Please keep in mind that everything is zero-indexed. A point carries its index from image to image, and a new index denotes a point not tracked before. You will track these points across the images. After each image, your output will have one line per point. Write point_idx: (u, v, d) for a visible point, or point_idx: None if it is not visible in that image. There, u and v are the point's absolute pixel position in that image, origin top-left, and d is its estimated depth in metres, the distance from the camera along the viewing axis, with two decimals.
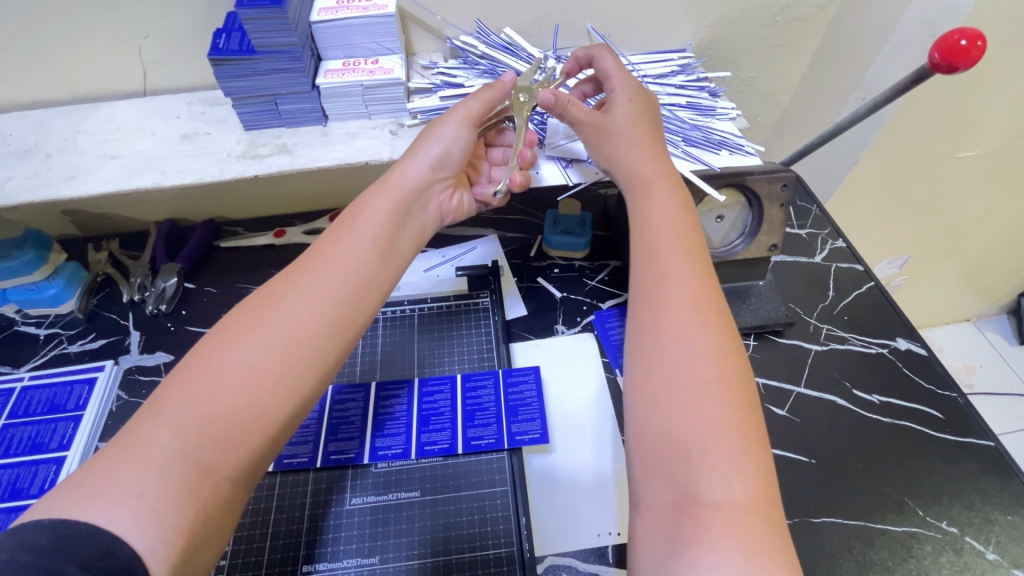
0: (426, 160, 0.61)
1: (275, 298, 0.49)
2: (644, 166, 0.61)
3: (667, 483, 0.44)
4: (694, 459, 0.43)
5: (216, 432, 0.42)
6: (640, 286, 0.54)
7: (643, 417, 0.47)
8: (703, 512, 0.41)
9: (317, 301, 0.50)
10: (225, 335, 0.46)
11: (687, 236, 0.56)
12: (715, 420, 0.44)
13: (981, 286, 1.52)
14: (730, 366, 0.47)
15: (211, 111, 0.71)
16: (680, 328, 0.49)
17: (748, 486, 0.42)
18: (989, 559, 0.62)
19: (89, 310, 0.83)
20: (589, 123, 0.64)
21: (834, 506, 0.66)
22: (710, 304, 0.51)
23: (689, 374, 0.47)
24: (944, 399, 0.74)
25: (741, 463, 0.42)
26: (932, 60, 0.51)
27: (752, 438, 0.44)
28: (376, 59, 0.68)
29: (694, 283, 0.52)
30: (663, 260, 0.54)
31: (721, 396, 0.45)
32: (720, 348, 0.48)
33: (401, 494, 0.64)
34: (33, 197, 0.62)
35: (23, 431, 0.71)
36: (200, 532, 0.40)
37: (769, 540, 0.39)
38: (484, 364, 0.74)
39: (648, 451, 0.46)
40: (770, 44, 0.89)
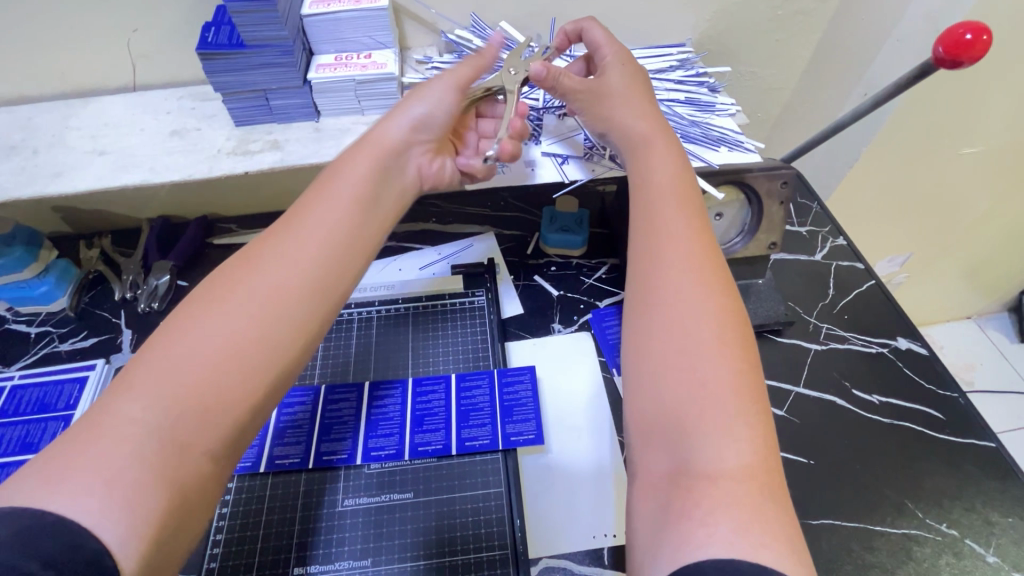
0: (408, 120, 0.59)
1: (262, 266, 0.48)
2: (638, 127, 0.60)
3: (662, 453, 0.43)
4: (687, 426, 0.42)
5: (199, 434, 0.41)
6: (636, 252, 0.53)
7: (638, 383, 0.47)
8: (695, 483, 0.40)
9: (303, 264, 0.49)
10: (210, 315, 0.45)
11: (686, 198, 0.55)
12: (712, 383, 0.43)
13: (982, 283, 1.51)
14: (729, 330, 0.46)
15: (202, 106, 0.70)
16: (675, 291, 0.48)
17: (744, 450, 0.40)
18: (989, 562, 0.62)
19: (80, 307, 0.82)
20: (582, 90, 0.63)
21: (833, 509, 0.65)
22: (709, 266, 0.49)
23: (684, 337, 0.46)
24: (945, 400, 0.73)
25: (737, 429, 0.41)
26: (937, 54, 0.50)
27: (749, 401, 0.42)
28: (368, 54, 0.67)
29: (693, 245, 0.51)
30: (660, 224, 0.53)
31: (717, 358, 0.44)
32: (718, 310, 0.47)
33: (395, 495, 0.63)
34: (20, 194, 0.60)
35: (12, 430, 0.70)
36: (179, 534, 0.39)
37: (764, 512, 0.38)
38: (479, 364, 0.74)
39: (643, 419, 0.45)
40: (771, 39, 0.88)
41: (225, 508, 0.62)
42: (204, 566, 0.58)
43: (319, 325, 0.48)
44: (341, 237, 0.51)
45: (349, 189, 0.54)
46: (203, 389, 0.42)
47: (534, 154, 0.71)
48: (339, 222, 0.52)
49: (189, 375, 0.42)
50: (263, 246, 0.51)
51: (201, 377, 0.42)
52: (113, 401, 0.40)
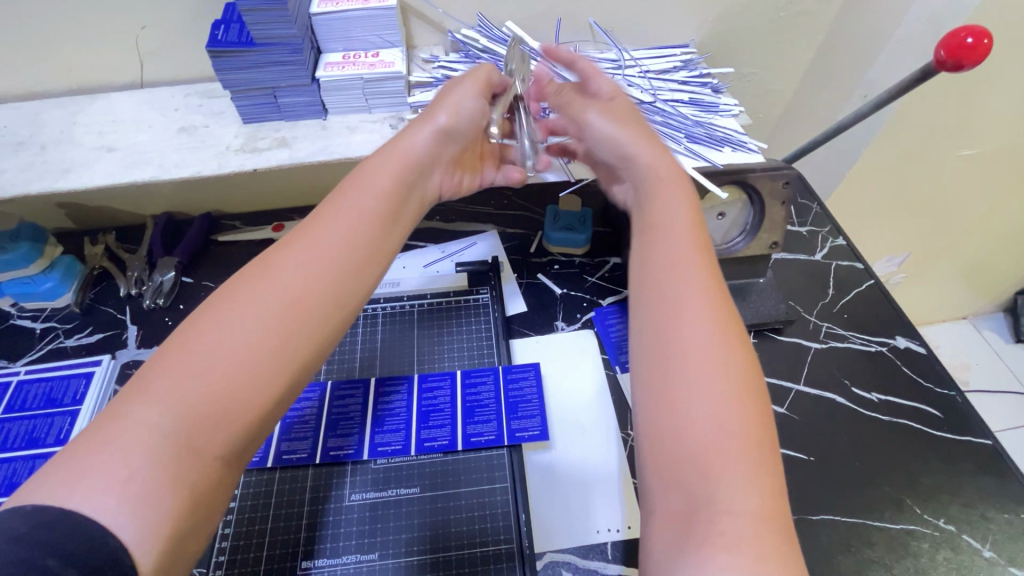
0: (434, 129, 0.59)
1: (268, 270, 0.48)
2: (642, 161, 0.59)
3: (676, 486, 0.43)
4: (708, 468, 0.42)
5: (213, 426, 0.42)
6: (640, 277, 0.53)
7: (651, 416, 0.46)
8: (716, 524, 0.40)
9: (312, 273, 0.49)
10: (223, 315, 0.45)
11: (691, 223, 0.55)
12: (728, 422, 0.43)
13: (980, 284, 1.53)
14: (743, 369, 0.46)
15: (209, 103, 0.70)
16: (686, 323, 0.48)
17: (758, 489, 0.41)
18: (985, 557, 0.63)
19: (85, 303, 0.82)
20: (620, 104, 0.63)
21: (832, 505, 0.66)
22: (716, 296, 0.50)
23: (698, 373, 0.45)
24: (942, 397, 0.74)
25: (755, 469, 0.42)
26: (938, 58, 0.50)
27: (761, 438, 0.43)
28: (376, 52, 0.67)
29: (701, 274, 0.51)
30: (668, 252, 0.53)
31: (732, 398, 0.44)
32: (730, 345, 0.47)
33: (401, 490, 0.64)
34: (29, 189, 0.61)
35: (19, 425, 0.70)
36: (189, 527, 0.40)
37: (779, 550, 0.39)
38: (484, 360, 0.74)
39: (654, 453, 0.45)
40: (773, 40, 0.89)
41: (233, 502, 0.62)
42: (213, 559, 0.59)
43: (332, 317, 0.49)
44: (349, 253, 0.51)
45: (354, 206, 0.54)
46: (215, 380, 0.42)
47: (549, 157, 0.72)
48: (345, 242, 0.52)
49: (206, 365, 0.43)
50: (268, 252, 0.51)
51: (213, 363, 0.43)
52: (126, 396, 0.41)
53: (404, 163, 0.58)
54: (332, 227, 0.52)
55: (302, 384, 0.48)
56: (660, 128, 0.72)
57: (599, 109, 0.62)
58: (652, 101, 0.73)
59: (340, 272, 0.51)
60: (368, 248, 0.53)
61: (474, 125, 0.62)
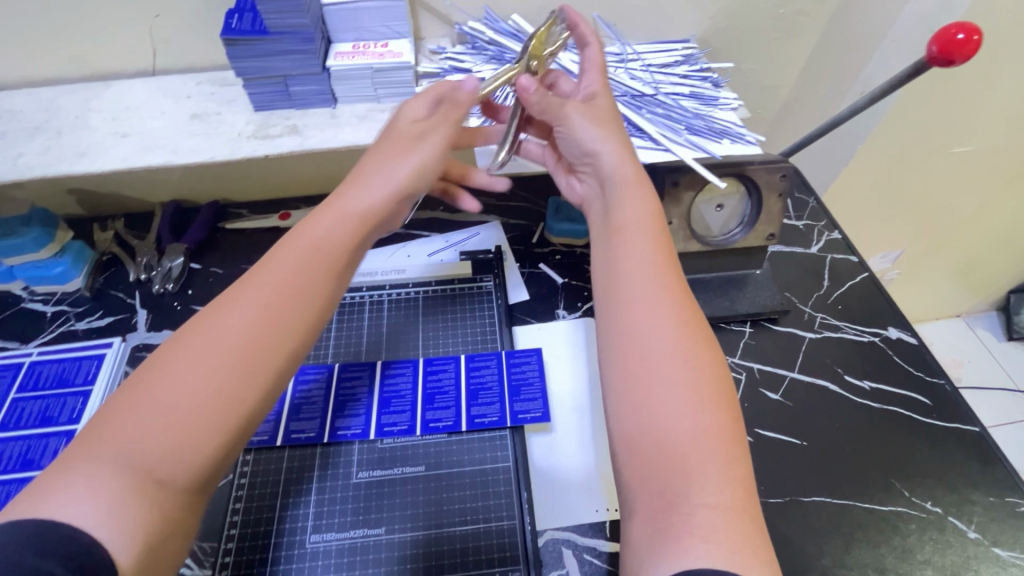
0: (384, 183, 0.56)
1: (222, 306, 0.47)
2: (605, 164, 0.60)
3: (653, 486, 0.44)
4: (683, 464, 0.43)
5: (177, 440, 0.41)
6: (606, 288, 0.54)
7: (625, 422, 0.47)
8: (694, 514, 0.42)
9: (270, 303, 0.47)
10: (191, 340, 0.44)
11: (653, 230, 0.56)
12: (698, 419, 0.45)
13: (972, 282, 1.56)
14: (710, 369, 0.48)
15: (220, 91, 0.71)
16: (652, 329, 0.50)
17: (729, 481, 0.43)
18: (971, 537, 0.65)
19: (96, 288, 0.84)
20: (594, 107, 0.62)
21: (824, 488, 0.69)
22: (680, 301, 0.51)
23: (668, 377, 0.47)
24: (932, 385, 0.77)
25: (727, 464, 0.44)
26: (930, 53, 0.52)
27: (730, 432, 0.45)
28: (385, 43, 0.69)
29: (665, 280, 0.52)
30: (631, 261, 0.54)
31: (702, 396, 0.46)
32: (695, 346, 0.49)
33: (405, 469, 0.66)
34: (46, 172, 0.62)
35: (33, 405, 0.71)
36: (160, 534, 0.39)
37: (752, 537, 0.41)
38: (487, 344, 0.76)
39: (631, 455, 0.46)
40: (773, 37, 0.90)
41: (243, 479, 0.64)
42: (225, 532, 0.61)
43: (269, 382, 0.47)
44: (277, 323, 0.47)
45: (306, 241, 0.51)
46: (178, 403, 0.41)
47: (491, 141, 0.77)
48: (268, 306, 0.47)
49: (160, 408, 0.41)
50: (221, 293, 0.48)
51: (183, 387, 0.42)
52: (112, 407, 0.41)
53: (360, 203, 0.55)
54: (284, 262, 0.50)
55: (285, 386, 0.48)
56: (662, 120, 0.73)
57: (578, 108, 0.61)
58: (654, 94, 0.74)
59: (266, 338, 0.46)
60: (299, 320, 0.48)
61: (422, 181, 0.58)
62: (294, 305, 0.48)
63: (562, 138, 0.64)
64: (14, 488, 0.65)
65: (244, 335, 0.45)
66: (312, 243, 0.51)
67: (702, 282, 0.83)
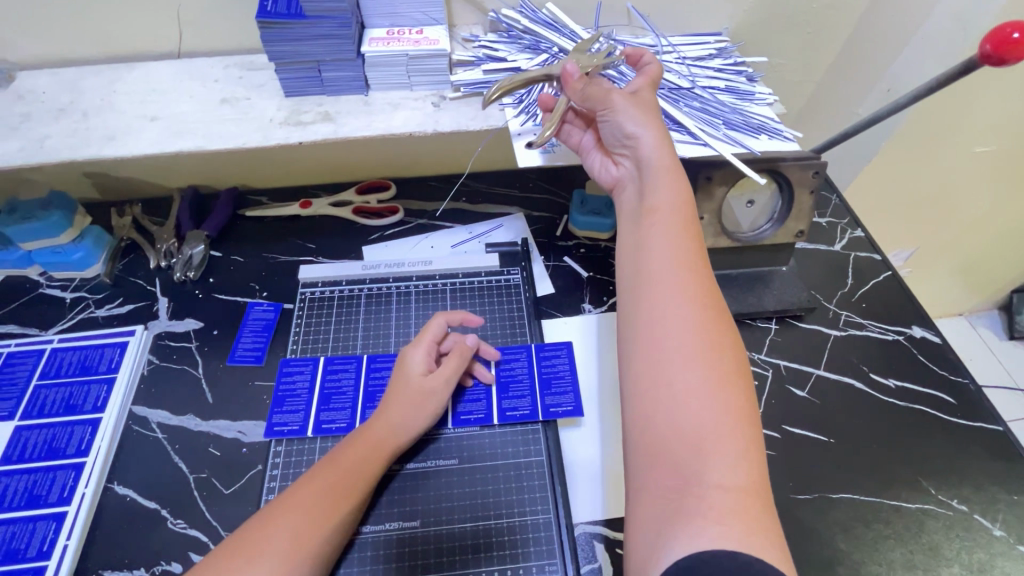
0: (411, 424, 0.63)
1: (290, 502, 0.54)
2: (641, 150, 0.57)
3: (667, 466, 0.44)
4: (699, 447, 0.43)
5: None
6: (631, 270, 0.54)
7: (641, 403, 0.47)
8: (706, 495, 0.42)
9: (330, 493, 0.55)
10: (280, 515, 0.52)
11: (683, 214, 0.55)
12: (715, 403, 0.45)
13: (977, 283, 1.57)
14: (729, 357, 0.48)
15: (249, 75, 0.70)
16: (675, 312, 0.49)
17: (742, 466, 0.43)
18: (996, 535, 0.65)
19: (114, 274, 0.82)
20: (638, 101, 0.59)
21: (851, 484, 0.69)
22: (707, 286, 0.51)
23: (690, 361, 0.47)
24: (956, 384, 0.77)
25: (744, 448, 0.44)
26: (983, 51, 0.52)
27: (746, 418, 0.45)
28: (420, 29, 0.68)
29: (690, 266, 0.52)
30: (661, 243, 0.53)
31: (720, 382, 0.46)
32: (715, 334, 0.48)
33: (440, 462, 0.65)
34: (74, 156, 0.61)
35: (56, 392, 0.70)
36: None
37: (766, 520, 0.41)
38: (516, 337, 0.76)
39: (645, 434, 0.46)
40: (804, 32, 0.89)
41: (275, 471, 0.64)
42: None
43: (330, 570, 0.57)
44: (325, 524, 0.54)
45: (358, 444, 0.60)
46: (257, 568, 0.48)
47: (527, 131, 0.67)
48: (289, 550, 0.50)
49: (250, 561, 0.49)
50: (290, 489, 0.56)
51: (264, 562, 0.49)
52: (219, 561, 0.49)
53: (402, 430, 0.62)
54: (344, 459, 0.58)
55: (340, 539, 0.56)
56: (699, 114, 0.72)
57: (624, 97, 0.58)
58: (692, 87, 0.73)
59: (313, 542, 0.52)
60: (331, 553, 0.55)
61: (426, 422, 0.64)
62: (341, 498, 0.56)
63: (604, 122, 0.60)
64: (39, 477, 0.64)
65: (304, 532, 0.52)
66: (366, 444, 0.60)
67: (729, 278, 0.82)
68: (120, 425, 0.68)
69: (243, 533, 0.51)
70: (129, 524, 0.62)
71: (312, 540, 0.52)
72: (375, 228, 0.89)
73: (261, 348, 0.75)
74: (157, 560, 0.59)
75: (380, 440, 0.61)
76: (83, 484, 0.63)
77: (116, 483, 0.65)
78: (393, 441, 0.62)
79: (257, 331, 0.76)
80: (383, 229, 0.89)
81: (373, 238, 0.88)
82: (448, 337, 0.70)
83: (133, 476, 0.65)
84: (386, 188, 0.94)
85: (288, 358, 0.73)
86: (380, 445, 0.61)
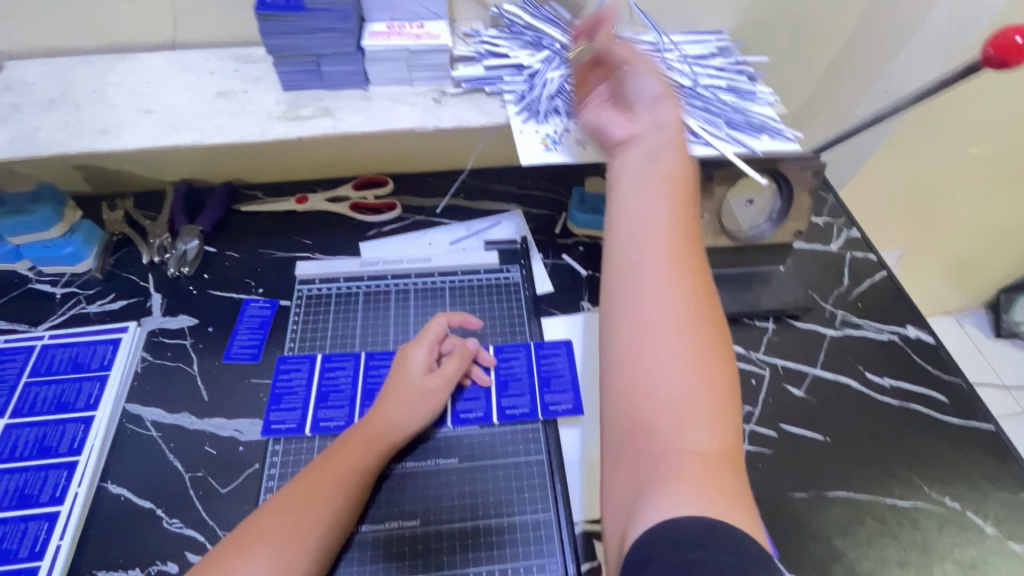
0: (413, 421, 0.63)
1: (293, 498, 0.54)
2: (664, 113, 0.54)
3: (643, 438, 0.41)
4: (675, 418, 0.41)
5: None
6: (618, 234, 0.49)
7: (619, 373, 0.44)
8: (680, 462, 0.39)
9: (331, 489, 0.55)
10: (282, 512, 0.52)
11: (676, 174, 0.50)
12: (693, 372, 0.42)
13: (967, 283, 1.59)
14: (708, 325, 0.44)
15: (246, 68, 0.69)
16: (659, 279, 0.45)
17: (719, 432, 0.41)
18: (988, 532, 0.66)
19: (106, 269, 0.81)
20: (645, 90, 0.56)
21: (846, 482, 0.70)
22: (693, 251, 0.47)
23: (674, 329, 0.44)
24: (950, 384, 0.78)
25: (719, 417, 0.41)
26: (986, 55, 0.52)
27: (725, 390, 0.43)
28: (421, 24, 0.67)
29: (677, 230, 0.47)
30: (649, 204, 0.49)
31: (703, 351, 0.43)
32: (696, 301, 0.45)
33: (440, 460, 0.65)
34: (66, 148, 0.59)
35: (47, 389, 0.69)
36: None
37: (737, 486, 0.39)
38: (515, 335, 0.75)
39: (623, 407, 0.43)
40: (804, 32, 0.89)
41: (273, 470, 0.64)
42: None
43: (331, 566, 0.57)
44: (327, 520, 0.54)
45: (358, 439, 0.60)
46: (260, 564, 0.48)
47: (529, 130, 0.65)
48: (291, 547, 0.50)
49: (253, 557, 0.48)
50: (292, 485, 0.55)
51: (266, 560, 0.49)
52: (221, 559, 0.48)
53: (402, 428, 0.62)
54: (345, 455, 0.58)
55: (340, 538, 0.55)
56: (701, 113, 0.72)
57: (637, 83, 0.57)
58: (694, 86, 0.73)
59: (315, 537, 0.52)
60: (333, 549, 0.55)
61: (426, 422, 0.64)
62: (343, 495, 0.56)
63: (630, 82, 0.57)
64: (30, 476, 0.62)
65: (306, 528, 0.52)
66: (366, 440, 0.60)
67: (727, 277, 0.83)
68: (113, 423, 0.67)
69: (251, 522, 0.52)
70: (123, 524, 0.61)
71: (315, 536, 0.52)
72: (373, 224, 0.88)
73: (258, 345, 0.74)
74: (152, 560, 0.59)
75: (380, 436, 0.61)
76: (76, 484, 0.62)
77: (110, 482, 0.64)
78: (392, 437, 0.62)
79: (254, 328, 0.75)
80: (380, 225, 0.88)
81: (371, 234, 0.87)
82: (449, 338, 0.70)
83: (127, 475, 0.64)
84: (384, 184, 0.93)
85: (285, 355, 0.72)
86: (381, 441, 0.60)
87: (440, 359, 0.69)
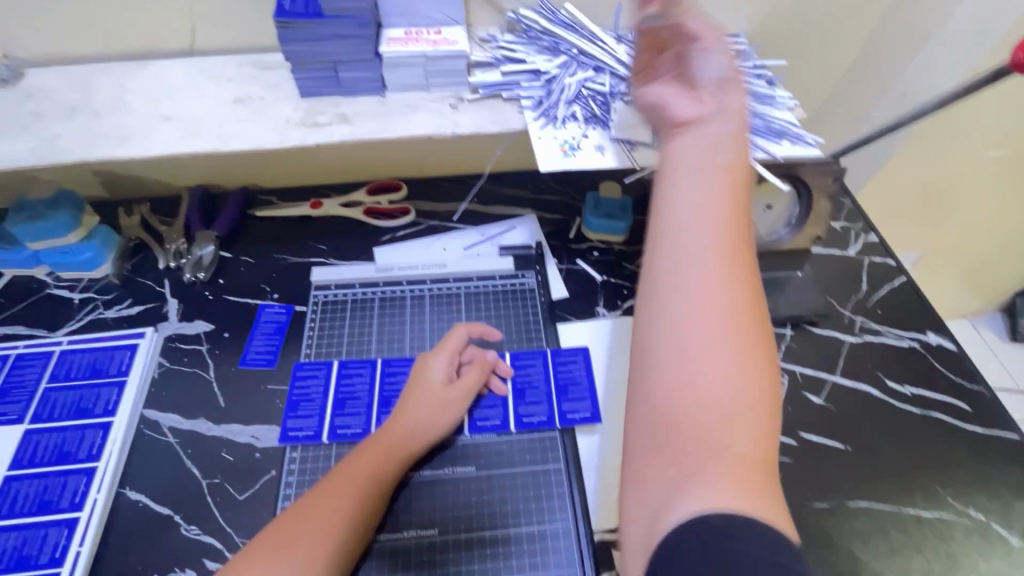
0: (431, 427, 0.63)
1: (314, 503, 0.54)
2: (730, 96, 0.50)
3: (680, 434, 0.38)
4: (714, 416, 0.38)
5: None
6: (667, 215, 0.44)
7: (660, 365, 0.40)
8: (716, 460, 0.37)
9: (350, 494, 0.55)
10: (302, 517, 0.52)
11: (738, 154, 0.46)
12: (736, 370, 0.39)
13: (984, 287, 1.57)
14: (754, 322, 0.41)
15: (263, 74, 0.69)
16: (706, 270, 0.41)
17: (759, 434, 0.38)
18: (1013, 544, 0.65)
19: (124, 274, 0.81)
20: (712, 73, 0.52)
21: (868, 492, 0.69)
22: (744, 243, 0.43)
23: (723, 326, 0.40)
24: (973, 392, 0.77)
25: (758, 419, 0.39)
26: (1016, 59, 0.50)
27: (767, 392, 0.40)
28: (438, 30, 0.67)
29: (731, 218, 0.43)
30: (699, 187, 0.44)
31: (748, 349, 0.40)
32: (742, 294, 0.41)
33: (457, 469, 0.65)
34: (87, 155, 0.59)
35: (66, 395, 0.69)
36: None
37: (772, 491, 0.37)
38: (531, 342, 0.75)
39: (660, 398, 0.40)
40: (823, 34, 0.88)
41: (290, 477, 0.63)
42: None
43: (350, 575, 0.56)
44: (347, 526, 0.54)
45: (378, 446, 0.60)
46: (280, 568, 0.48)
47: (548, 135, 0.65)
48: (311, 553, 0.50)
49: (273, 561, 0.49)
50: (313, 489, 0.56)
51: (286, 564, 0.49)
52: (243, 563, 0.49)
53: (420, 435, 0.62)
54: (365, 461, 0.58)
55: (359, 546, 0.55)
56: None
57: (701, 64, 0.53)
58: None
59: (334, 543, 0.52)
60: (352, 557, 0.54)
61: (444, 429, 0.64)
62: (362, 502, 0.56)
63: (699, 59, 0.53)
64: (50, 482, 0.63)
65: (325, 534, 0.52)
66: (385, 447, 0.60)
67: None
68: (131, 428, 0.67)
69: (274, 529, 0.52)
70: (141, 530, 0.61)
71: (335, 543, 0.52)
72: (387, 229, 0.88)
73: (274, 351, 0.74)
74: (171, 567, 0.59)
75: (398, 444, 0.61)
76: (95, 490, 0.62)
77: (128, 488, 0.64)
78: (411, 445, 0.61)
79: (269, 334, 0.75)
80: (394, 230, 0.88)
81: (385, 239, 0.87)
82: (467, 346, 0.71)
83: (145, 481, 0.64)
84: (398, 188, 0.93)
85: (301, 361, 0.72)
86: (400, 448, 0.60)
87: (460, 368, 0.69)
